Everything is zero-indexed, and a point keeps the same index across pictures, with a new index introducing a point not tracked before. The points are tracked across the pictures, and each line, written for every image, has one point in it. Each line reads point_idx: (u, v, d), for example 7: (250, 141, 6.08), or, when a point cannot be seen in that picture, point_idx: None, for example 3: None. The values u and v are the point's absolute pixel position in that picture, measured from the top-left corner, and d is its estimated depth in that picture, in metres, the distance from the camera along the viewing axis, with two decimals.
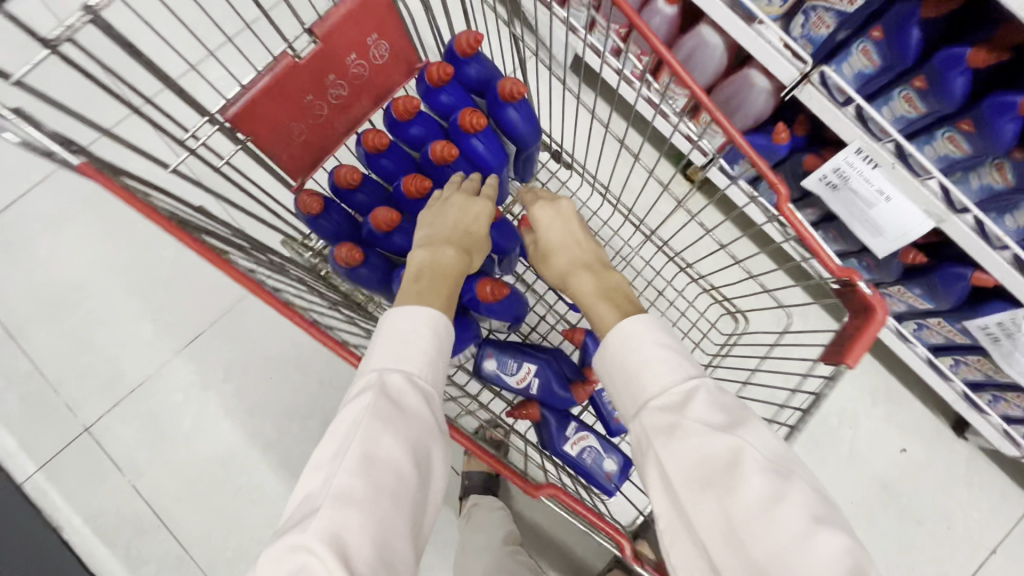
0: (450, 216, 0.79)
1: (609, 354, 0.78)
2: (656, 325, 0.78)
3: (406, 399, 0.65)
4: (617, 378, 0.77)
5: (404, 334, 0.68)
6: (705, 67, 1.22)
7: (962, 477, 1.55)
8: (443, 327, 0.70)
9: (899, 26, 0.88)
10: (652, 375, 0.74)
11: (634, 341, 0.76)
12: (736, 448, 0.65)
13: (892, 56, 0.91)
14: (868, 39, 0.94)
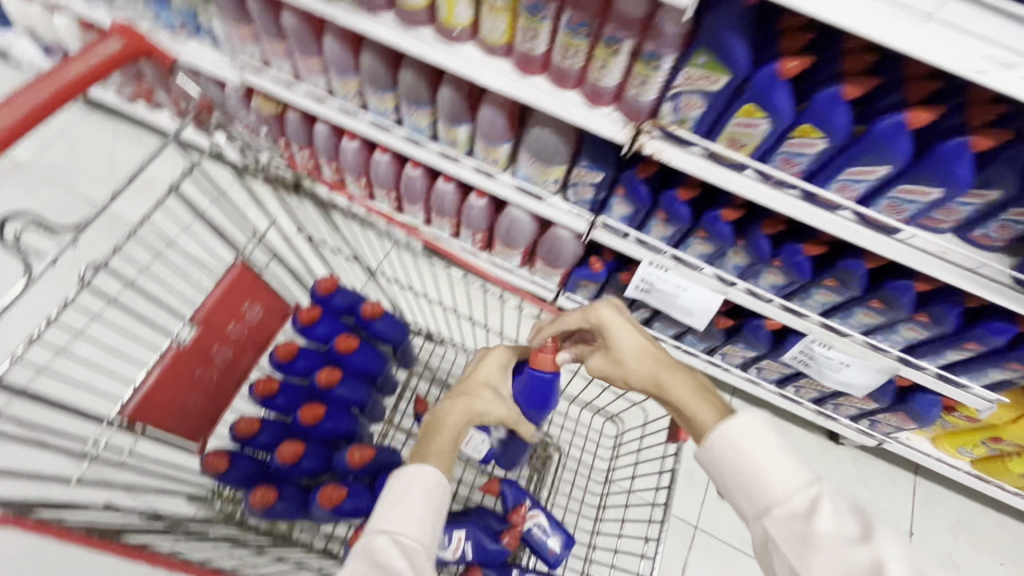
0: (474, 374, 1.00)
1: (728, 454, 0.76)
2: (772, 426, 0.76)
3: (393, 561, 0.68)
4: (729, 476, 0.76)
5: (400, 491, 0.74)
6: (522, 231, 1.56)
7: (856, 475, 1.81)
8: (433, 482, 0.76)
9: (633, 184, 1.26)
10: (772, 483, 0.72)
11: (751, 446, 0.74)
12: (876, 560, 0.62)
13: (634, 198, 1.29)
14: (619, 194, 1.31)
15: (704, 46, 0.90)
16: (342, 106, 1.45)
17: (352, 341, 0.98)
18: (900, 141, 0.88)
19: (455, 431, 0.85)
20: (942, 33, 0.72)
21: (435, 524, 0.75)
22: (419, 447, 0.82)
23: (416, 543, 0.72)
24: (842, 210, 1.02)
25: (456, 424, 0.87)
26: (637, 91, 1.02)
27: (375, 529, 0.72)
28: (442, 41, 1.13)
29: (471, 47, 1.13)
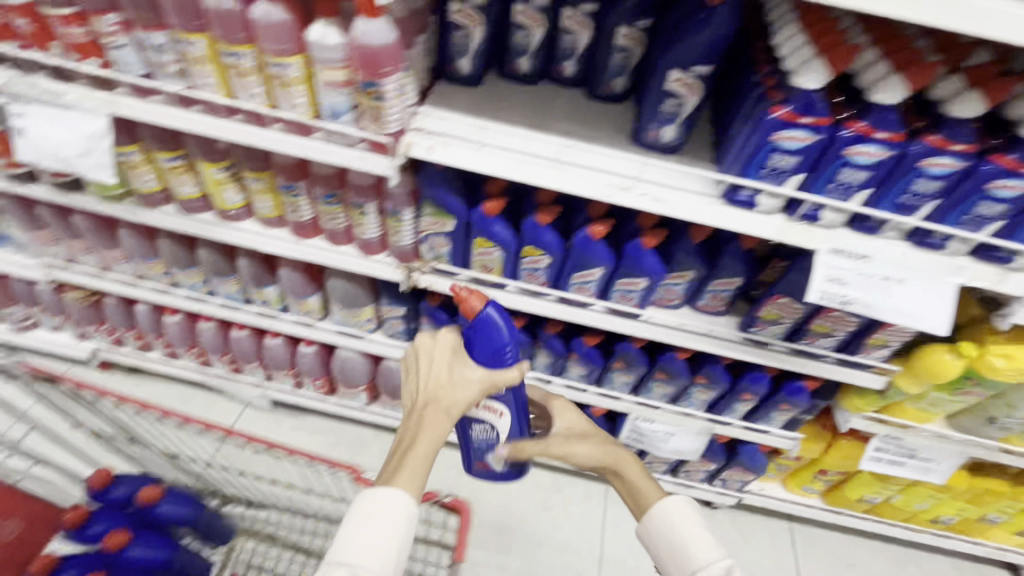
0: (432, 381, 0.87)
1: (669, 526, 0.92)
2: (695, 507, 0.94)
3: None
4: (661, 546, 0.92)
5: (370, 514, 0.79)
6: (357, 369, 1.61)
7: (737, 537, 1.84)
8: (400, 505, 0.80)
9: (432, 312, 1.37)
10: (695, 551, 0.88)
11: (678, 519, 0.92)
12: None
13: (436, 323, 1.40)
14: (425, 322, 1.42)
15: (427, 199, 1.07)
16: (152, 287, 1.49)
17: (122, 537, 0.96)
18: (597, 247, 1.07)
19: (438, 434, 0.83)
20: (569, 175, 0.93)
21: (399, 551, 0.80)
22: (388, 466, 0.83)
23: (378, 571, 0.77)
24: (591, 302, 1.19)
25: (439, 424, 0.84)
26: (396, 237, 1.18)
27: (335, 559, 0.77)
28: (223, 221, 1.25)
29: (252, 222, 1.25)
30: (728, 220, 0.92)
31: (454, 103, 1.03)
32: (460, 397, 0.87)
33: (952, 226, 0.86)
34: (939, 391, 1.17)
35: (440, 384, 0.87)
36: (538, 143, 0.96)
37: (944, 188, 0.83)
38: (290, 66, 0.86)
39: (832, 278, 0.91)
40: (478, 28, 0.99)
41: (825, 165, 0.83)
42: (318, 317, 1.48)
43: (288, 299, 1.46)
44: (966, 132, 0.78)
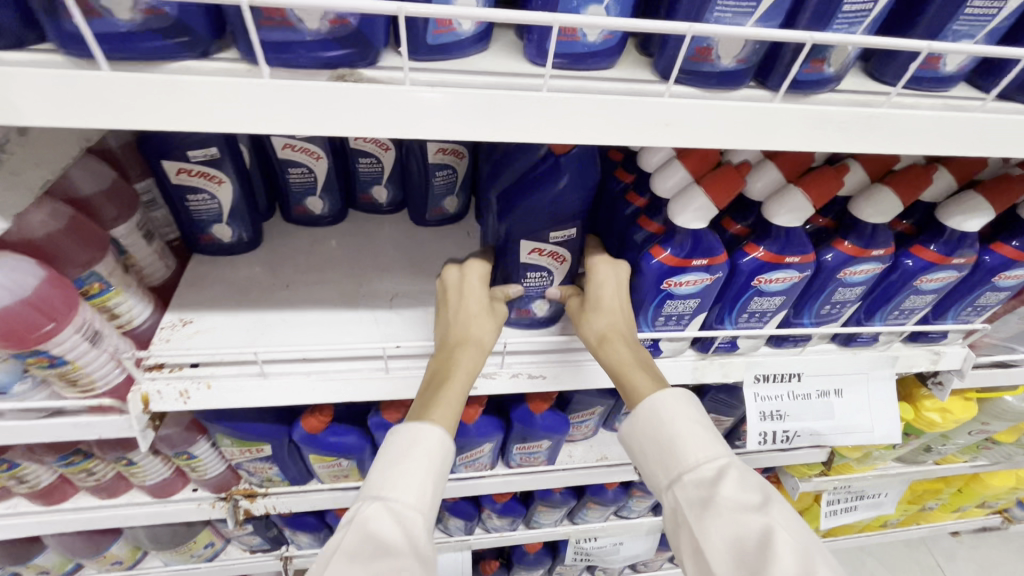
0: (462, 307, 0.60)
1: (648, 415, 0.56)
2: (691, 397, 0.58)
3: (387, 536, 0.48)
4: (637, 440, 0.58)
5: (402, 448, 0.52)
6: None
7: None
8: (439, 440, 0.53)
9: (292, 520, 1.03)
10: (682, 440, 0.55)
11: (667, 414, 0.55)
12: (768, 533, 0.47)
13: (301, 528, 1.05)
14: (289, 529, 1.07)
15: (218, 431, 0.73)
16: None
17: None
18: (475, 427, 0.80)
19: (469, 374, 0.56)
20: (405, 380, 0.65)
21: (444, 488, 0.53)
22: (419, 399, 0.56)
23: (418, 514, 0.50)
24: (490, 471, 0.92)
25: (466, 365, 0.56)
26: (199, 472, 0.82)
27: (368, 494, 0.51)
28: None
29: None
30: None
31: (220, 293, 0.70)
32: (490, 331, 0.59)
33: (880, 324, 0.71)
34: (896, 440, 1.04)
35: (473, 316, 0.59)
36: (355, 336, 0.67)
37: (867, 290, 0.67)
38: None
39: (767, 414, 0.72)
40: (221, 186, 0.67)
41: (731, 299, 0.63)
42: (131, 564, 1.06)
43: (78, 557, 1.02)
44: (882, 232, 0.61)
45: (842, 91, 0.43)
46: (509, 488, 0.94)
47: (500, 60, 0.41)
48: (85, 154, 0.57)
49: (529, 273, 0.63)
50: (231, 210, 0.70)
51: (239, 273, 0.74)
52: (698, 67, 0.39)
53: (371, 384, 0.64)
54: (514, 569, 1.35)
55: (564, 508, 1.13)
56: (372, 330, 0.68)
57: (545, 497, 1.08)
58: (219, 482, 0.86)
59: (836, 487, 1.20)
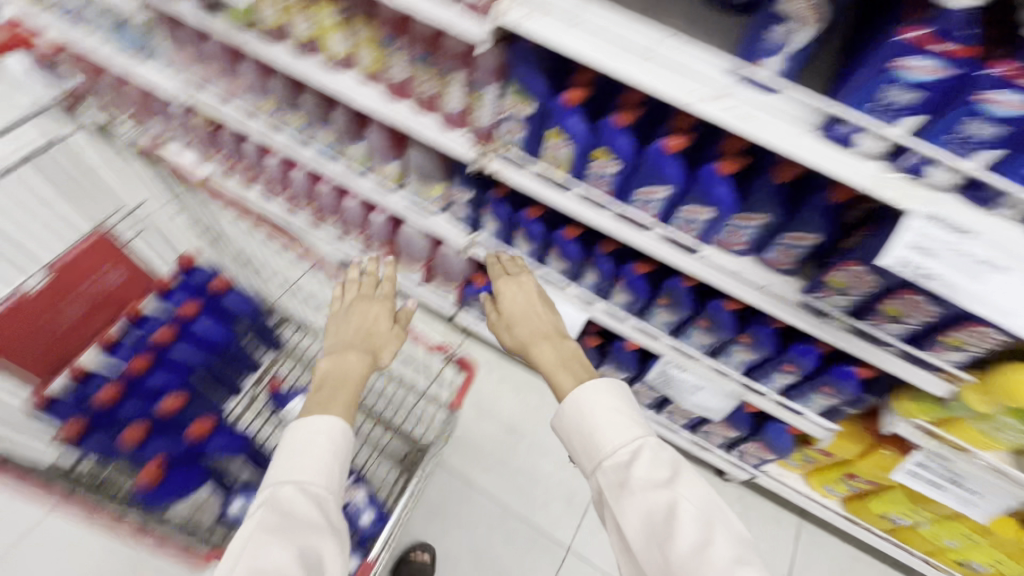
0: (333, 323, 1.13)
1: (567, 417, 1.00)
2: (611, 392, 0.99)
3: (298, 508, 0.81)
4: (574, 433, 0.99)
5: (301, 444, 0.87)
6: (417, 246, 1.71)
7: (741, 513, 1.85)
8: (338, 430, 0.89)
9: (495, 203, 1.40)
10: (603, 438, 0.95)
11: (590, 414, 0.97)
12: (670, 503, 0.83)
13: (495, 213, 1.43)
14: (487, 214, 1.45)
15: (514, 78, 1.07)
16: (260, 124, 1.62)
17: (194, 308, 1.18)
18: (669, 165, 1.02)
19: (346, 378, 1.00)
20: (652, 71, 0.88)
21: (335, 473, 0.87)
22: (315, 412, 0.92)
23: (322, 494, 0.85)
24: (648, 226, 1.16)
25: (352, 368, 1.02)
26: (478, 114, 1.19)
27: (279, 482, 0.83)
28: (327, 68, 1.32)
29: (351, 75, 1.31)
30: (814, 158, 0.84)
31: None
32: (385, 346, 1.12)
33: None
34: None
35: (335, 325, 1.12)
36: (633, 34, 0.91)
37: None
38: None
39: (914, 245, 0.81)
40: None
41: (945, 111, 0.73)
42: (393, 185, 1.55)
43: (373, 161, 1.54)
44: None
45: None
46: (652, 249, 1.17)
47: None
48: None
49: (779, 23, 0.80)
50: None
51: None
52: None
53: (628, 63, 0.89)
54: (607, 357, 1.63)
55: (679, 314, 1.34)
56: (646, 35, 0.91)
57: (671, 290, 1.29)
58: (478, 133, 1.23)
59: (936, 448, 1.19)
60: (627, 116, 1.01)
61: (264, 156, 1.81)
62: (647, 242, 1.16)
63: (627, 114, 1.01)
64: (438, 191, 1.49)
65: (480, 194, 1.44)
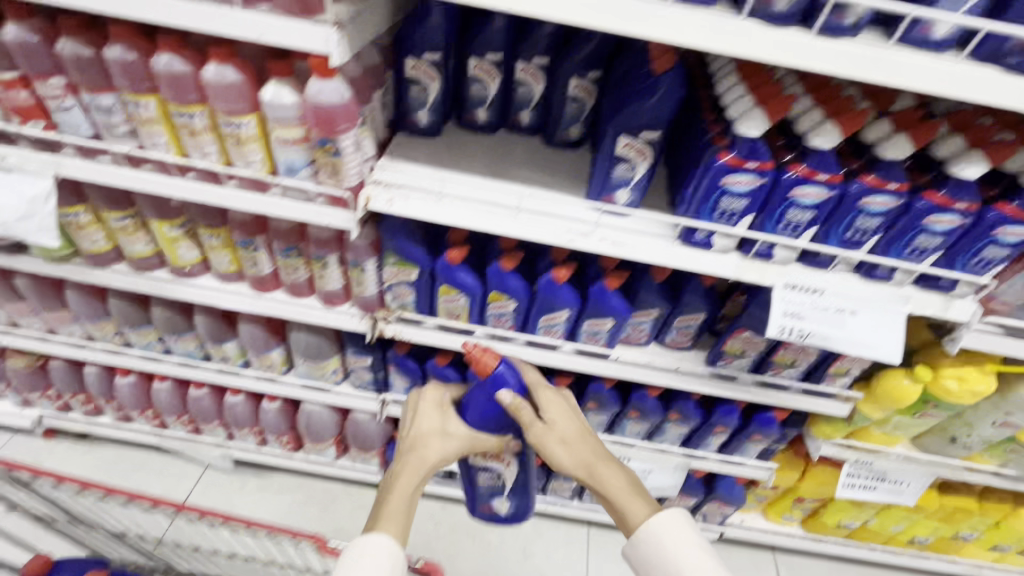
0: (420, 427, 0.99)
1: (646, 547, 0.85)
2: (689, 516, 0.88)
3: None
4: (651, 568, 0.84)
5: (359, 554, 0.82)
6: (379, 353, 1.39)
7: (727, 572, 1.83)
8: (385, 547, 0.83)
9: (401, 361, 1.34)
10: (686, 573, 0.81)
11: (668, 534, 0.84)
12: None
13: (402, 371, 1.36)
14: (394, 371, 1.38)
15: (390, 250, 1.06)
16: (94, 350, 1.43)
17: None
18: (565, 295, 1.08)
19: (435, 463, 0.94)
20: (523, 225, 0.93)
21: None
22: (375, 513, 0.88)
23: None
24: (562, 345, 1.18)
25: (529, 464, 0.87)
26: (360, 287, 1.16)
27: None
28: (137, 272, 1.20)
29: (123, 268, 1.21)
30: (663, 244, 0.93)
31: (413, 155, 1.03)
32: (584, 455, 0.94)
33: (836, 245, 0.90)
34: (926, 407, 1.16)
35: (422, 433, 0.98)
36: (489, 196, 0.96)
37: (822, 215, 0.87)
38: (144, 106, 0.86)
39: (788, 313, 0.93)
40: (341, 78, 0.80)
41: (707, 194, 0.87)
42: (282, 369, 1.43)
43: (249, 354, 1.40)
44: (830, 161, 0.81)
45: (861, 39, 0.67)
46: (570, 363, 1.19)
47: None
48: (372, 43, 0.92)
49: (621, 164, 0.91)
50: (432, 103, 1.04)
51: (419, 146, 1.07)
52: (765, 8, 0.66)
53: (500, 223, 0.93)
54: (553, 472, 1.59)
55: (609, 412, 1.37)
56: (502, 192, 0.97)
57: (597, 391, 1.32)
58: (358, 304, 1.19)
59: (859, 457, 1.32)
60: (512, 259, 1.05)
61: (112, 379, 1.55)
62: (567, 359, 1.19)
63: (511, 257, 1.05)
64: (336, 366, 1.41)
65: (381, 352, 1.37)
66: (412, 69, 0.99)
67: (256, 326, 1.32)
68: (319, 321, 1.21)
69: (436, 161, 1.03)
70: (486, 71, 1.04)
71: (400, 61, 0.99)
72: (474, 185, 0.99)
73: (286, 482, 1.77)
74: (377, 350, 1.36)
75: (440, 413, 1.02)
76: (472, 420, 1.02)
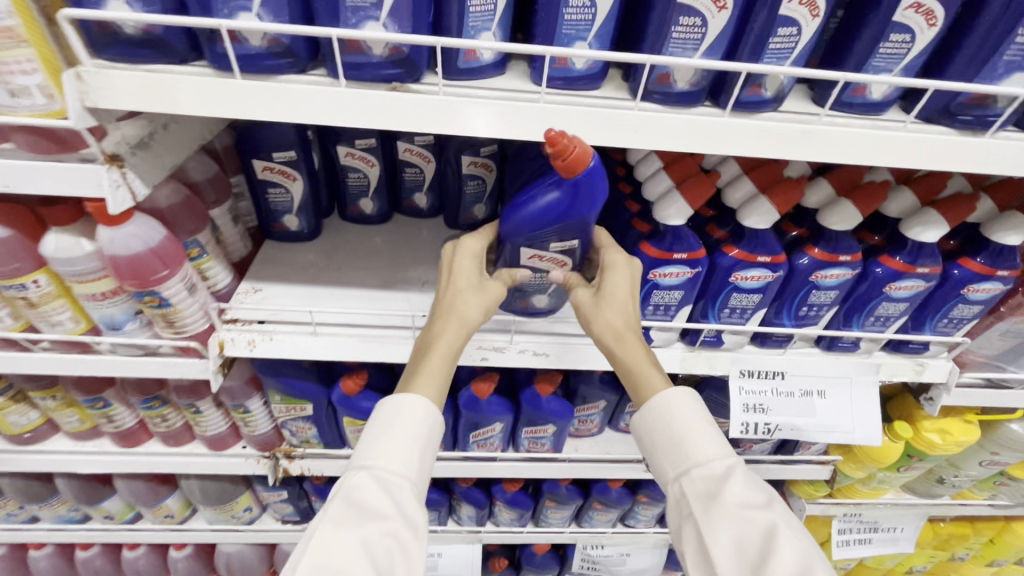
0: (457, 281, 0.67)
1: (649, 412, 0.66)
2: (698, 399, 0.66)
3: (370, 504, 0.56)
4: (653, 437, 0.65)
5: (388, 421, 0.60)
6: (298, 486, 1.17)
7: None
8: (425, 409, 0.61)
9: (322, 492, 1.14)
10: (698, 444, 0.62)
11: (677, 411, 0.64)
12: (772, 526, 0.56)
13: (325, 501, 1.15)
14: (317, 501, 1.17)
15: (272, 388, 0.87)
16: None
17: None
18: (494, 407, 0.91)
19: (466, 329, 0.64)
20: None
21: (424, 459, 0.61)
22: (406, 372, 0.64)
23: None
24: (503, 455, 1.01)
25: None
26: (250, 428, 0.95)
27: (357, 464, 0.59)
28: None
29: None
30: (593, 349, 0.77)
31: (285, 271, 0.85)
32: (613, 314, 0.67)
33: (791, 324, 0.77)
34: (909, 460, 1.04)
35: (461, 290, 0.66)
36: (379, 317, 0.79)
37: (769, 297, 0.73)
38: None
39: (750, 407, 0.79)
40: (142, 216, 0.62)
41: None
42: (182, 517, 1.19)
43: (138, 506, 1.17)
44: (769, 241, 0.69)
45: (785, 111, 0.54)
46: (515, 473, 1.02)
47: (314, 79, 0.50)
48: (199, 151, 0.74)
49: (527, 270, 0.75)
50: (300, 205, 0.86)
51: (294, 256, 0.88)
52: (662, 88, 0.51)
53: (395, 350, 0.76)
54: (522, 570, 1.41)
55: (572, 506, 1.20)
56: (396, 307, 0.80)
57: (553, 489, 1.15)
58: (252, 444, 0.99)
59: (846, 513, 1.20)
60: None
61: None
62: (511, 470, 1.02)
63: None
64: (248, 503, 1.19)
65: (299, 482, 1.16)
66: (265, 172, 0.80)
67: (137, 479, 1.09)
68: (207, 469, 1.00)
69: (314, 277, 0.85)
70: (362, 158, 0.87)
71: (247, 164, 0.80)
72: (361, 302, 0.81)
73: None
74: (293, 481, 1.15)
75: (478, 267, 0.69)
76: (514, 228, 0.66)
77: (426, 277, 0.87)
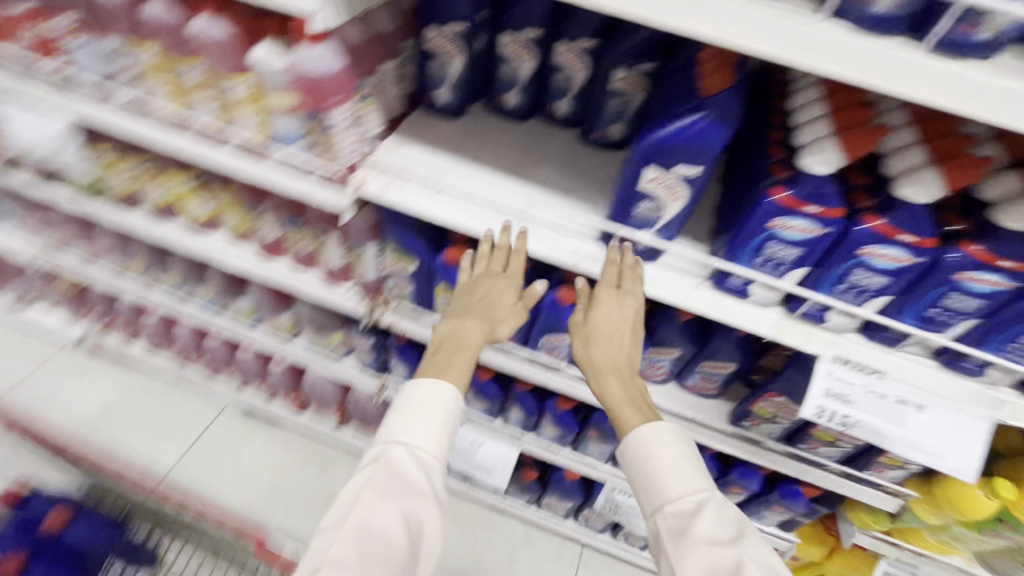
0: (493, 298, 0.83)
1: (629, 449, 0.72)
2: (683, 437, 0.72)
3: (407, 475, 0.69)
4: (632, 472, 0.71)
5: (416, 403, 0.73)
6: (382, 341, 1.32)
7: None
8: (450, 397, 0.74)
9: (400, 350, 1.27)
10: (670, 479, 0.68)
11: (654, 448, 0.70)
12: (737, 563, 0.59)
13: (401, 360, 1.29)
14: (393, 358, 1.32)
15: (388, 237, 0.97)
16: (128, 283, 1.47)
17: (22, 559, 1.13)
18: (573, 317, 0.94)
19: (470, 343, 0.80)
20: (525, 236, 0.81)
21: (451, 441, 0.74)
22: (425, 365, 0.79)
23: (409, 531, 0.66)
24: (565, 368, 1.06)
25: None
26: (360, 271, 1.08)
27: (387, 440, 0.72)
28: (155, 219, 1.18)
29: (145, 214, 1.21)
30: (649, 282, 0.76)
31: (426, 138, 0.92)
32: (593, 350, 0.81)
33: (912, 323, 0.71)
34: (999, 524, 0.93)
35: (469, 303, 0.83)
36: (495, 197, 0.84)
37: (897, 285, 0.68)
38: None
39: (832, 393, 0.75)
40: (332, 41, 0.71)
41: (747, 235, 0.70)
42: (287, 335, 1.40)
43: (259, 313, 1.39)
44: (921, 221, 0.62)
45: (997, 65, 0.47)
46: (571, 388, 1.07)
47: None
48: (390, 4, 0.82)
49: (645, 199, 0.73)
50: (454, 80, 0.92)
51: (437, 127, 0.96)
52: (858, 9, 0.48)
53: (501, 230, 0.82)
54: (548, 489, 1.49)
55: (613, 444, 1.24)
56: (512, 193, 0.85)
57: (601, 422, 1.19)
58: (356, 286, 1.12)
59: (899, 556, 1.11)
60: None
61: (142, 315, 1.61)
62: (568, 384, 1.07)
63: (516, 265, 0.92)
64: (340, 341, 1.37)
65: (384, 338, 1.31)
66: (435, 39, 0.87)
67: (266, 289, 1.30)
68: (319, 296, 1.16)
69: (449, 149, 0.92)
70: (521, 49, 0.90)
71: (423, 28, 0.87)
72: (484, 180, 0.87)
73: (290, 437, 1.79)
74: (380, 335, 1.30)
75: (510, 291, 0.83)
76: (643, 151, 0.68)
77: (547, 178, 0.91)
